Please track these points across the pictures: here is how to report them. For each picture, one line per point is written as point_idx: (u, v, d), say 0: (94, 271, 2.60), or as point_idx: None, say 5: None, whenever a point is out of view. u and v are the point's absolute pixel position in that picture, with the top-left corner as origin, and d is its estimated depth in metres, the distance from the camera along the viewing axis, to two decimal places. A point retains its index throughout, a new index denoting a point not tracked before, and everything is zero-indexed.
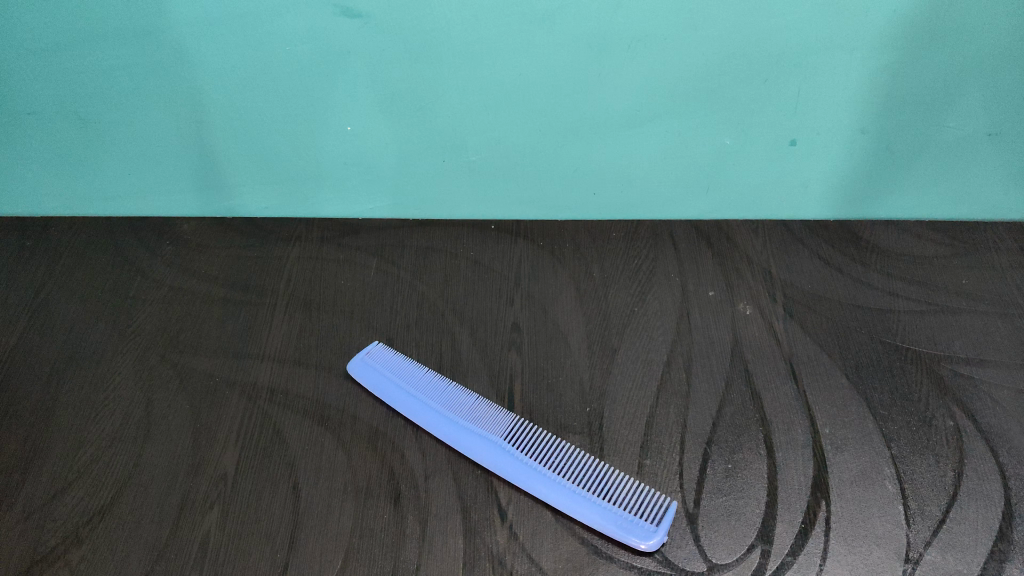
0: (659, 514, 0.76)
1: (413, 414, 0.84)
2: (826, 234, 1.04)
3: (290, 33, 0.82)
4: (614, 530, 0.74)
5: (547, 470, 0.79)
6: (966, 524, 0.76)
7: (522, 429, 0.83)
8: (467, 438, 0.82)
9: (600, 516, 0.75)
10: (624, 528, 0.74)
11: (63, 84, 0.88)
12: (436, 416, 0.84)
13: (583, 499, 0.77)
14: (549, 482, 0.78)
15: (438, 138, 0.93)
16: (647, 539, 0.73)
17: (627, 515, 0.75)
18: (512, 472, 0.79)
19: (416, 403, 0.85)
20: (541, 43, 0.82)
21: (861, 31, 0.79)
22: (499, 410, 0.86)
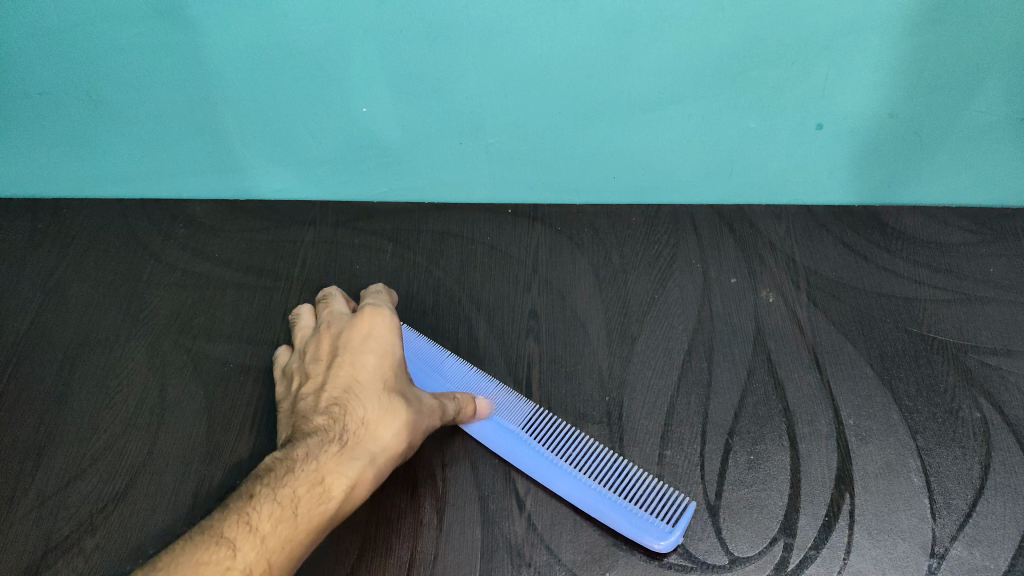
0: (677, 515, 0.74)
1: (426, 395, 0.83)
2: (850, 219, 1.01)
3: (298, 13, 0.79)
4: (627, 527, 0.73)
5: (565, 463, 0.78)
6: (994, 518, 0.75)
7: (536, 417, 0.82)
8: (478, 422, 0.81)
9: (615, 512, 0.74)
10: (638, 526, 0.73)
11: (70, 64, 0.86)
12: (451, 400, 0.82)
13: (597, 493, 0.75)
14: (566, 475, 0.77)
15: (455, 119, 0.90)
16: (660, 539, 0.72)
17: (642, 512, 0.74)
18: (524, 460, 0.78)
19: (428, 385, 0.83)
20: (562, 23, 0.78)
21: (896, 13, 0.75)
22: (521, 399, 0.84)
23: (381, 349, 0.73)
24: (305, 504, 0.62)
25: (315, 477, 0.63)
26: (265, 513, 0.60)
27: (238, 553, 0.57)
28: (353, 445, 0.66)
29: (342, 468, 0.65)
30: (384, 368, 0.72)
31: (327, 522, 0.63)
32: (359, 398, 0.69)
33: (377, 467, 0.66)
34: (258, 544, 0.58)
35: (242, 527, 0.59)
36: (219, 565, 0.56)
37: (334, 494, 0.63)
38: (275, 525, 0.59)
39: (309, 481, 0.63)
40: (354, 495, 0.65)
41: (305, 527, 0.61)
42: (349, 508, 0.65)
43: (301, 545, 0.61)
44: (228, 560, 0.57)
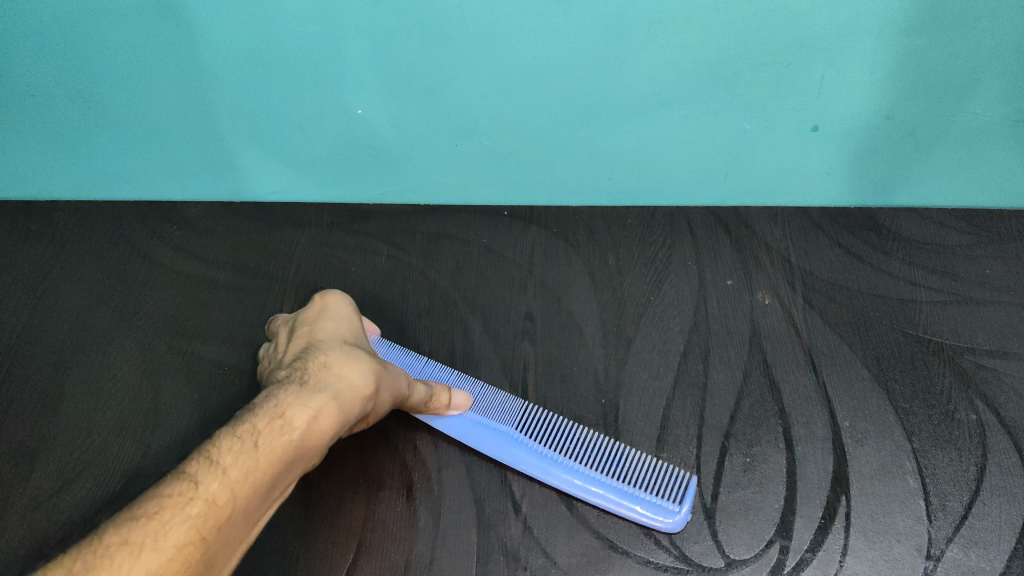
0: (682, 492, 0.76)
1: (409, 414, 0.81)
2: (846, 220, 1.01)
3: (292, 15, 0.78)
4: (637, 511, 0.74)
5: (563, 458, 0.78)
6: (989, 520, 0.76)
7: (521, 416, 0.81)
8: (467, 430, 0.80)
9: (622, 499, 0.75)
10: (647, 509, 0.74)
11: (64, 65, 0.85)
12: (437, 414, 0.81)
13: (602, 484, 0.76)
14: (567, 470, 0.77)
15: (447, 120, 0.90)
16: (670, 518, 0.74)
17: (648, 496, 0.75)
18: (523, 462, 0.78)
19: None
20: (558, 25, 0.77)
21: (892, 15, 0.75)
22: (505, 396, 0.84)
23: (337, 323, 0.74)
24: (266, 435, 0.59)
25: (275, 411, 0.60)
26: (225, 446, 0.57)
27: (200, 484, 0.54)
28: (313, 382, 0.64)
29: (302, 400, 0.62)
30: (342, 336, 0.72)
31: (291, 456, 0.59)
32: (318, 353, 0.68)
33: (341, 405, 0.64)
34: (219, 476, 0.55)
35: (202, 460, 0.56)
36: (180, 497, 0.54)
37: (296, 425, 0.60)
38: (235, 456, 0.57)
39: (268, 415, 0.60)
40: (319, 429, 0.61)
41: (268, 458, 0.58)
42: (315, 443, 0.61)
43: (267, 477, 0.57)
44: (189, 492, 0.54)
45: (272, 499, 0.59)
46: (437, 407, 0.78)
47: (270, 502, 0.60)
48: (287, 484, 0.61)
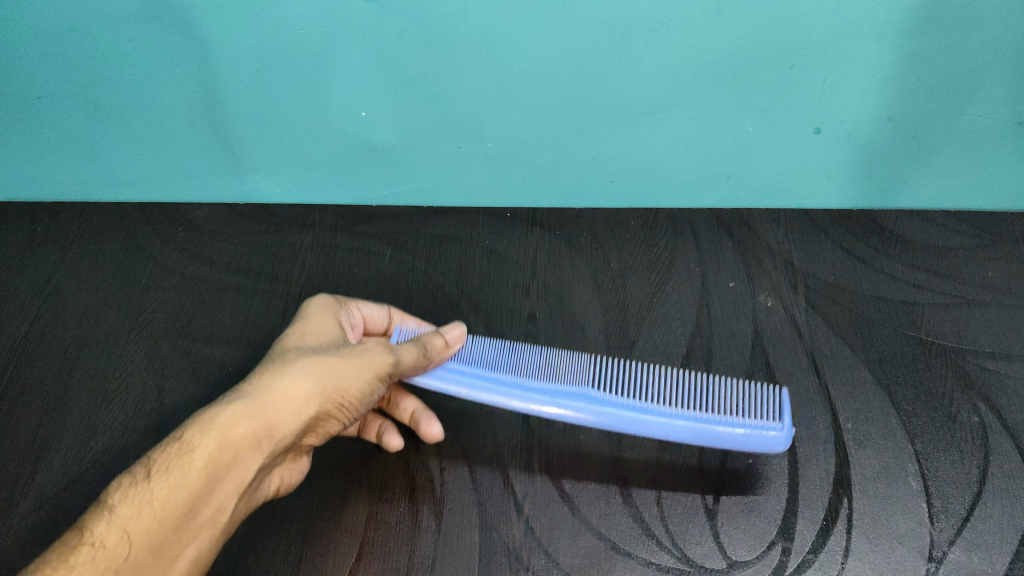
0: (777, 410, 0.74)
1: (476, 392, 0.77)
2: (849, 222, 1.01)
3: (298, 18, 0.78)
4: (747, 439, 0.72)
5: (658, 406, 0.75)
6: (991, 522, 0.76)
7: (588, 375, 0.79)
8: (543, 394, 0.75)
9: (731, 430, 0.72)
10: (759, 440, 0.72)
11: (72, 68, 0.86)
12: (495, 382, 0.77)
13: (708, 424, 0.73)
14: (666, 415, 0.74)
15: (450, 122, 0.90)
16: (781, 441, 0.71)
17: (753, 420, 0.73)
18: (608, 416, 0.74)
19: (476, 376, 0.78)
20: (561, 28, 0.78)
21: (895, 18, 0.75)
22: (569, 361, 0.81)
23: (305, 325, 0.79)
24: (162, 465, 0.64)
25: (173, 438, 0.66)
26: (120, 482, 0.63)
27: (91, 528, 0.61)
28: (232, 397, 0.69)
29: (210, 420, 0.66)
30: (304, 339, 0.77)
31: (203, 478, 0.64)
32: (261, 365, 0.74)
33: (261, 416, 0.68)
34: (108, 515, 0.61)
35: (97, 509, 0.62)
36: (69, 545, 0.60)
37: (198, 449, 0.65)
38: (131, 494, 0.62)
39: (167, 443, 0.65)
40: (234, 443, 0.66)
41: (161, 485, 0.63)
42: (239, 456, 0.66)
43: (174, 505, 0.62)
44: (78, 540, 0.60)
45: (201, 521, 0.64)
46: (439, 352, 0.78)
47: (205, 525, 0.64)
48: (222, 503, 0.65)
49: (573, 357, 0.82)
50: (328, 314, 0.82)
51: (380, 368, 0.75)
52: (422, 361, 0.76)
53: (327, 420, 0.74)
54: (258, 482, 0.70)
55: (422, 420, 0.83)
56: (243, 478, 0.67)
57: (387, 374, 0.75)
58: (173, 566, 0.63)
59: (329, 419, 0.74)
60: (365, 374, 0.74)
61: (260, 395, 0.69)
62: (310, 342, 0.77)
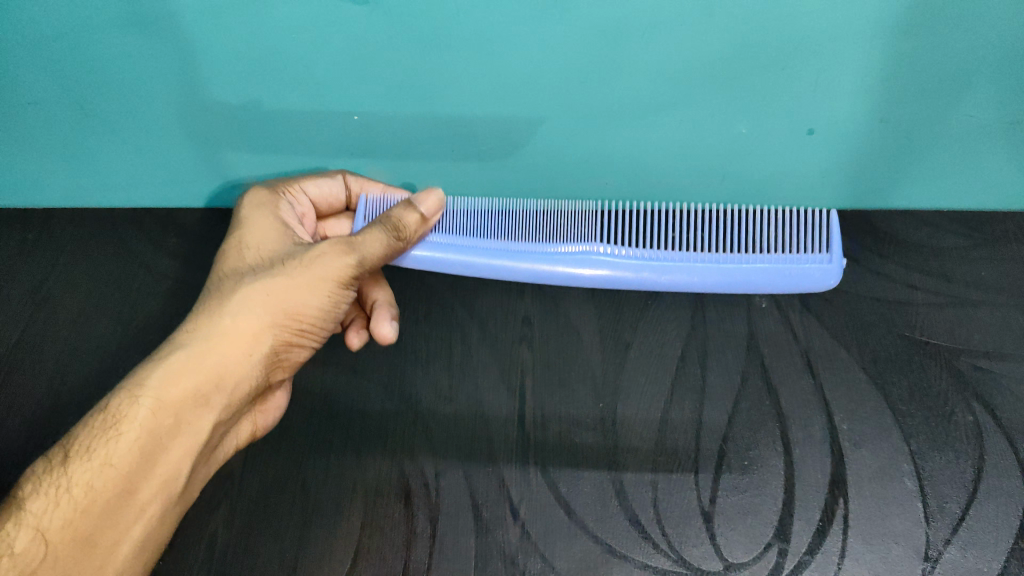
0: (827, 241, 0.84)
1: (485, 271, 0.84)
2: (845, 223, 0.99)
3: (291, 22, 0.78)
4: (790, 280, 0.82)
5: (693, 261, 0.82)
6: (986, 521, 0.78)
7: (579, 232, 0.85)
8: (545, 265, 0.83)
9: (772, 276, 0.82)
10: (801, 277, 0.82)
11: (62, 74, 0.86)
12: (525, 261, 0.83)
13: (751, 270, 0.82)
14: (708, 267, 0.82)
15: (442, 123, 0.90)
16: (829, 278, 0.82)
17: (796, 265, 0.82)
18: (626, 279, 0.83)
19: (472, 247, 0.84)
20: (554, 31, 0.78)
21: (888, 20, 0.75)
22: (569, 217, 0.85)
23: (244, 250, 0.81)
24: (85, 445, 0.68)
25: (93, 416, 0.69)
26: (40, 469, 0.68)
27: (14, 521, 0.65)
28: (166, 355, 0.72)
29: (138, 387, 0.70)
30: (245, 266, 0.80)
31: (139, 449, 0.68)
32: (201, 305, 0.76)
33: (198, 369, 0.72)
34: (28, 504, 0.66)
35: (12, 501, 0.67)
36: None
37: (125, 422, 0.68)
38: (50, 487, 0.66)
39: (88, 422, 0.69)
40: (169, 406, 0.70)
41: (82, 465, 0.67)
42: (179, 414, 0.70)
43: (107, 489, 0.67)
44: None
45: (144, 497, 0.69)
46: (415, 230, 0.80)
47: (157, 492, 0.70)
48: (170, 468, 0.70)
49: (555, 209, 0.87)
50: (268, 226, 0.83)
51: (335, 277, 0.78)
52: (394, 248, 0.79)
53: (295, 341, 0.78)
54: (222, 430, 0.75)
55: (376, 318, 0.84)
56: (189, 430, 0.71)
57: (349, 277, 0.79)
58: (122, 535, 0.68)
59: (294, 343, 0.79)
60: (323, 286, 0.77)
61: (197, 348, 0.73)
62: (251, 266, 0.79)
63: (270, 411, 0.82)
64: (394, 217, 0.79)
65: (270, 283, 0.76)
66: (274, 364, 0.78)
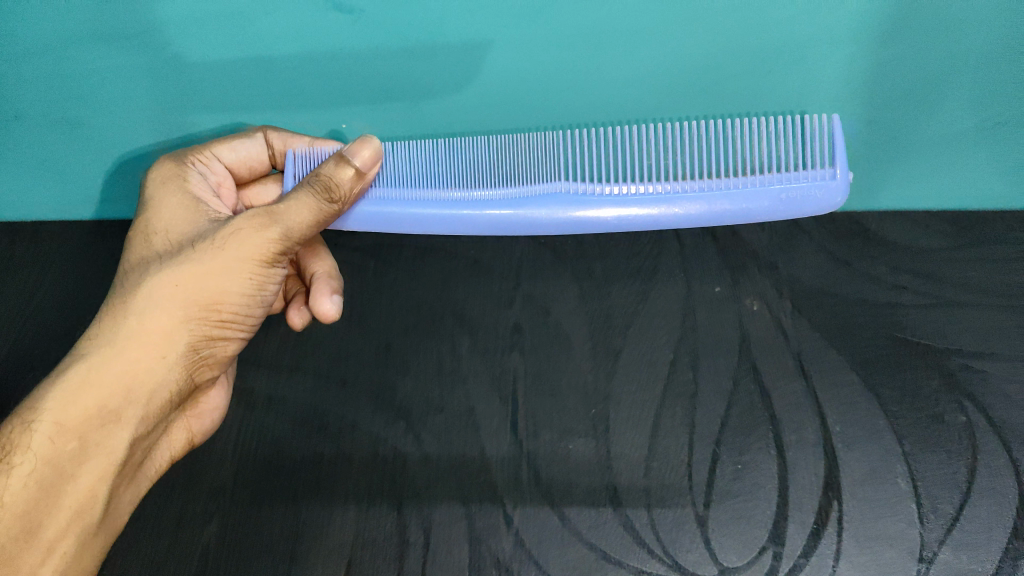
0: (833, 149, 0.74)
1: (448, 221, 0.79)
2: (833, 226, 0.99)
3: (276, 33, 0.78)
4: (793, 204, 0.74)
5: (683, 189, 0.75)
6: (979, 522, 0.77)
7: (539, 170, 0.78)
8: (509, 210, 0.78)
9: (771, 200, 0.74)
10: (802, 200, 0.74)
11: (48, 89, 0.86)
12: (492, 208, 0.78)
13: (748, 195, 0.74)
14: (698, 198, 0.75)
15: (428, 135, 0.89)
16: (838, 194, 0.73)
17: (797, 185, 0.73)
18: (602, 217, 0.77)
19: (427, 195, 0.79)
20: (538, 38, 0.78)
21: (869, 22, 0.76)
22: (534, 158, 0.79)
23: (150, 234, 0.78)
24: None
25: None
26: None
27: None
28: (66, 371, 0.71)
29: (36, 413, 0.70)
30: (151, 253, 0.76)
31: (36, 481, 0.69)
32: (106, 307, 0.74)
33: (99, 383, 0.71)
34: None
35: None
36: None
37: (18, 453, 0.69)
38: None
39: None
40: (70, 428, 0.70)
41: None
42: (82, 436, 0.70)
43: (6, 531, 0.67)
44: None
45: (51, 533, 0.69)
46: (349, 188, 0.75)
47: (67, 527, 0.70)
48: (80, 494, 0.70)
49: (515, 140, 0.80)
50: (179, 207, 0.79)
51: (252, 256, 0.74)
52: (324, 213, 0.75)
53: (216, 333, 0.76)
54: (142, 445, 0.75)
55: (314, 295, 0.83)
56: (96, 451, 0.71)
57: (272, 254, 0.75)
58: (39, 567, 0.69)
59: (213, 336, 0.76)
60: (241, 270, 0.74)
61: (98, 360, 0.71)
62: (157, 255, 0.76)
63: (202, 415, 0.82)
64: (324, 174, 0.73)
65: (176, 273, 0.73)
66: (195, 362, 0.76)
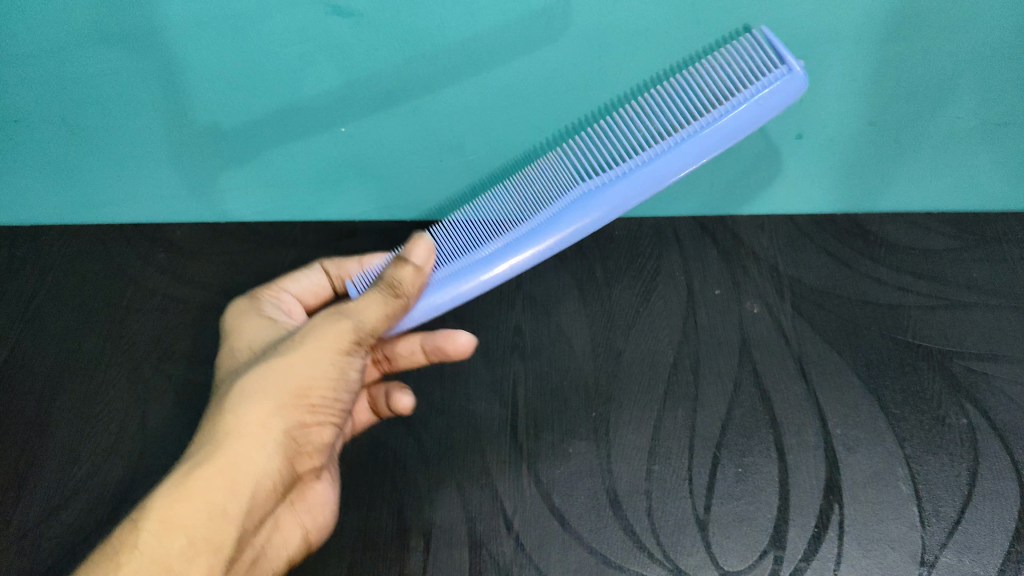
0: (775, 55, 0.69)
1: (490, 276, 0.74)
2: (834, 226, 0.99)
3: (278, 35, 0.78)
4: (768, 107, 0.68)
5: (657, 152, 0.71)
6: (982, 524, 0.77)
7: (552, 194, 0.76)
8: (544, 240, 0.73)
9: (742, 114, 0.68)
10: (770, 100, 0.67)
11: (49, 90, 0.85)
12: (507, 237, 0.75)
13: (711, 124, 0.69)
14: (675, 151, 0.70)
15: (431, 135, 0.89)
16: (799, 80, 0.67)
17: (756, 89, 0.68)
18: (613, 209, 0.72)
19: (460, 259, 0.77)
20: (541, 39, 0.78)
21: (874, 23, 0.75)
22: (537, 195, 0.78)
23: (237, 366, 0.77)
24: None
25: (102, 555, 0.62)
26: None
27: None
28: (168, 475, 0.66)
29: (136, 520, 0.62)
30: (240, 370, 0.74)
31: None
32: (203, 420, 0.70)
33: (204, 477, 0.65)
34: None
35: None
36: None
37: (125, 553, 0.61)
38: None
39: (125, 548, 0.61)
40: (177, 522, 0.63)
41: None
42: (189, 532, 0.63)
43: None
44: None
45: None
46: (413, 285, 0.73)
47: None
48: None
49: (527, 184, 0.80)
50: (257, 328, 0.81)
51: (336, 346, 0.72)
52: (393, 305, 0.72)
53: (310, 422, 0.72)
54: (252, 541, 0.69)
55: (445, 334, 0.80)
56: (205, 546, 0.63)
57: (350, 343, 0.73)
58: None
59: (308, 424, 0.72)
60: (322, 358, 0.72)
61: (201, 455, 0.67)
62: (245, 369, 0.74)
63: (313, 507, 0.75)
64: (387, 275, 0.73)
65: (266, 370, 0.71)
66: (296, 452, 0.71)
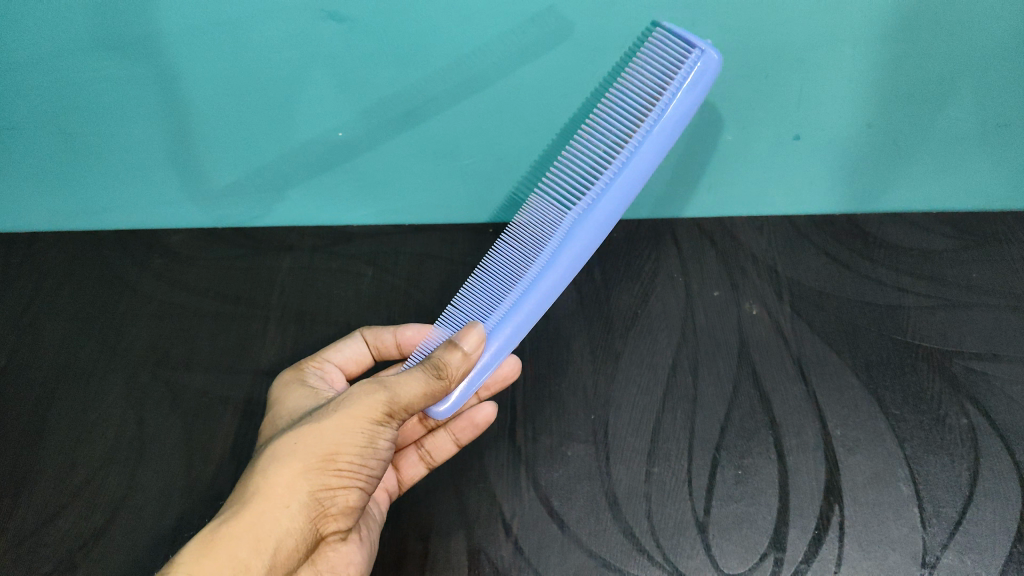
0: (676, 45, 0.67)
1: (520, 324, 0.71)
2: (833, 228, 1.00)
3: (273, 40, 0.78)
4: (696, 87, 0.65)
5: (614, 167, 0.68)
6: (984, 525, 0.76)
7: (542, 231, 0.73)
8: (557, 273, 0.70)
9: (679, 102, 0.65)
10: (695, 80, 0.65)
11: (44, 97, 0.85)
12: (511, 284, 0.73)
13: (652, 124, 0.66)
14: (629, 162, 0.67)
15: (429, 140, 0.89)
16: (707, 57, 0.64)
17: (680, 77, 0.65)
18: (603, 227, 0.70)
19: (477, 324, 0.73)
20: (537, 43, 0.78)
21: (869, 23, 0.75)
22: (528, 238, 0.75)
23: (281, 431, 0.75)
24: None
25: None
26: None
27: None
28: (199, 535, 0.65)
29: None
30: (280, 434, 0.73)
31: None
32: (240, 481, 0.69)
33: (230, 537, 0.64)
34: None
35: None
36: None
37: None
38: None
39: None
40: None
41: None
42: None
43: None
44: None
45: None
46: (458, 370, 0.69)
47: None
48: None
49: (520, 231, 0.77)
50: (304, 397, 0.79)
51: (370, 413, 0.69)
52: (435, 384, 0.69)
53: (335, 487, 0.68)
54: None
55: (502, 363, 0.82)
56: None
57: (383, 411, 0.70)
58: None
59: (335, 488, 0.68)
60: (354, 423, 0.69)
61: (230, 516, 0.65)
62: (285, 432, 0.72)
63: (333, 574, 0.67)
64: (434, 355, 0.69)
65: (300, 432, 0.69)
66: (321, 517, 0.67)
